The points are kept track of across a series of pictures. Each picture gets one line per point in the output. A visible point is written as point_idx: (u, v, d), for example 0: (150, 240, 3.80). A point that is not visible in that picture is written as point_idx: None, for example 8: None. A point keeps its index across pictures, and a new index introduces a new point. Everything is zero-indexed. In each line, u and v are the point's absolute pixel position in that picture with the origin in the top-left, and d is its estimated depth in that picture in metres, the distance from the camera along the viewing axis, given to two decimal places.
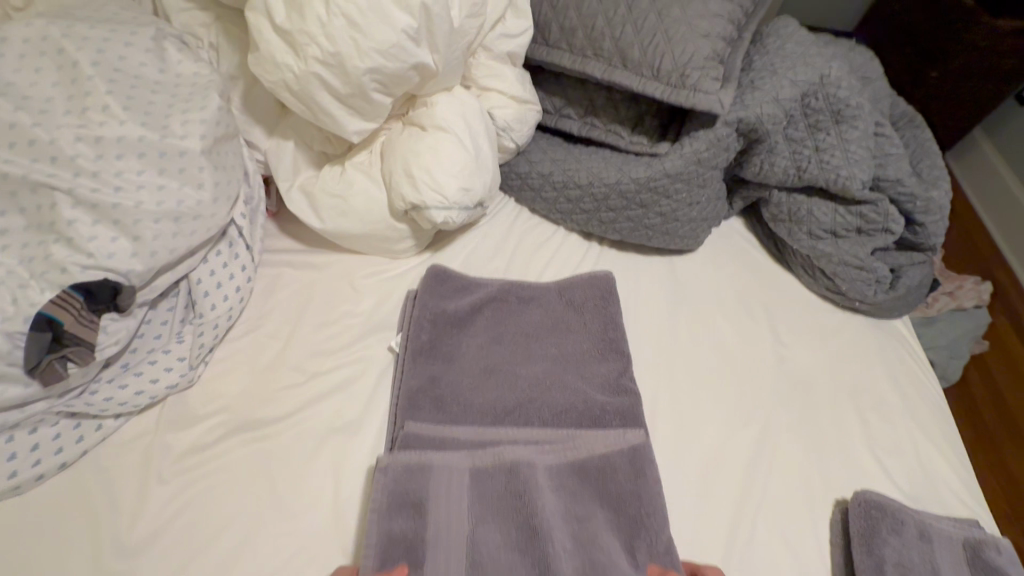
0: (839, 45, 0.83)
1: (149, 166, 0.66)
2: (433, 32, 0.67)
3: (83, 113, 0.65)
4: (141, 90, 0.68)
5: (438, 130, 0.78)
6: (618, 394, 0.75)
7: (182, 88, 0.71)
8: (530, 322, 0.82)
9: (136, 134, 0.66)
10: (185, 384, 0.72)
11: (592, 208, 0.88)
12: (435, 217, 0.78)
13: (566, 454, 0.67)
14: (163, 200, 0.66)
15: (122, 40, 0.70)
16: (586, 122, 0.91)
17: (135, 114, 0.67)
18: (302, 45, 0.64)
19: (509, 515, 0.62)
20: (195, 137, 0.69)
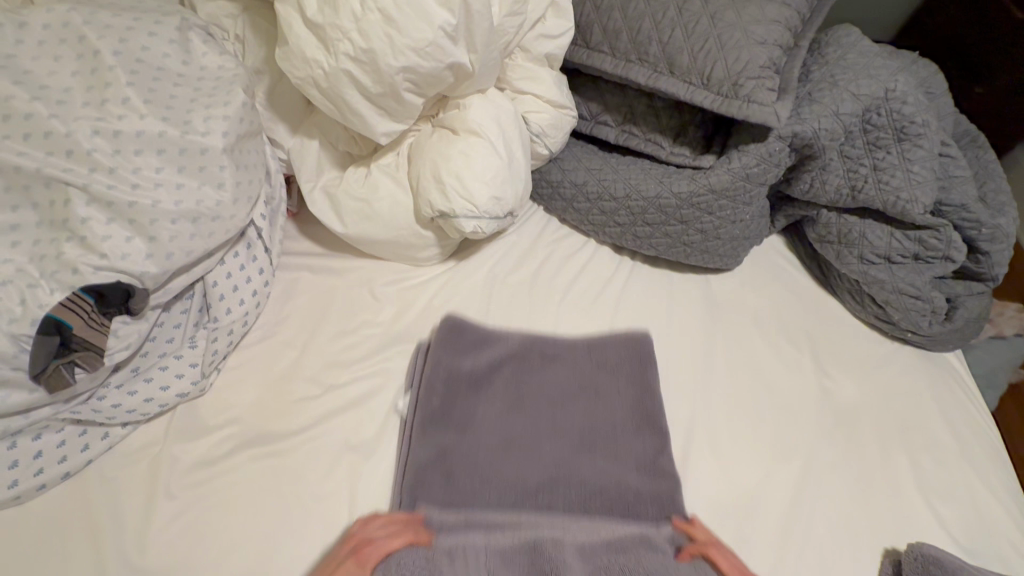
0: (902, 57, 0.78)
1: (169, 164, 0.63)
2: (472, 30, 0.63)
3: (102, 105, 0.61)
4: (163, 82, 0.65)
5: (470, 134, 0.74)
6: (653, 476, 0.68)
7: (206, 81, 0.68)
8: (555, 386, 0.75)
9: (156, 129, 0.63)
10: (196, 392, 0.69)
11: (628, 221, 0.84)
12: (464, 226, 0.74)
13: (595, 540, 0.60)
14: (182, 199, 0.63)
15: (146, 30, 0.67)
16: (624, 130, 0.86)
17: (156, 108, 0.63)
18: (334, 41, 0.61)
19: None
20: (218, 133, 0.65)
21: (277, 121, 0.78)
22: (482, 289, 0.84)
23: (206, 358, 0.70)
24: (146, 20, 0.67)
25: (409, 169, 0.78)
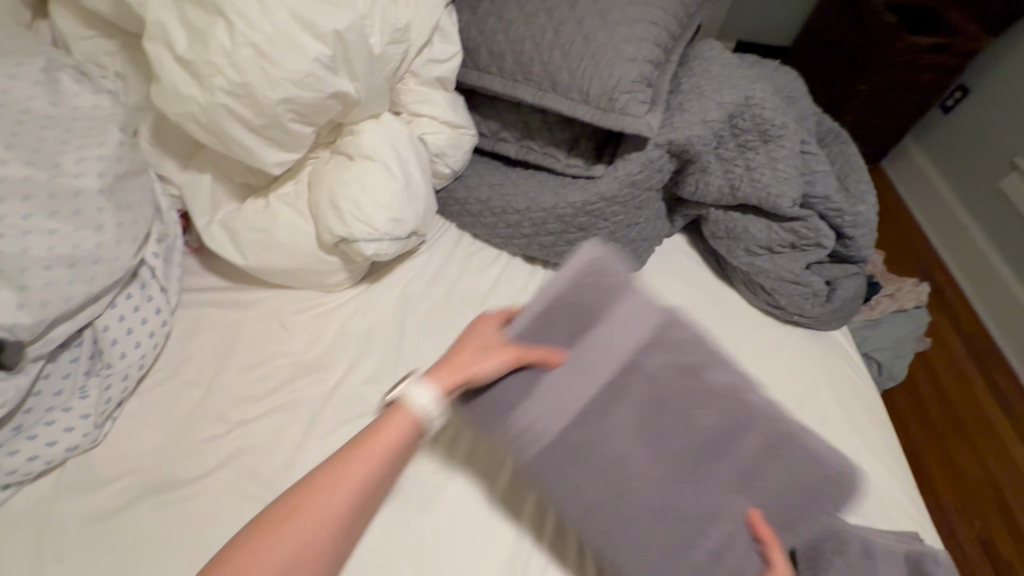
0: (764, 66, 0.85)
1: (38, 210, 0.60)
2: (351, 59, 0.65)
3: None
4: (28, 125, 0.63)
5: (365, 159, 0.75)
6: (736, 400, 0.60)
7: (79, 122, 0.67)
8: (610, 379, 0.58)
9: (21, 173, 0.60)
10: (88, 444, 0.66)
11: (531, 232, 0.86)
12: (366, 250, 0.75)
13: (676, 438, 0.57)
14: (54, 245, 0.60)
15: (8, 74, 0.64)
16: (523, 145, 0.89)
17: (19, 152, 0.61)
18: (208, 76, 0.61)
19: (592, 465, 0.55)
20: (92, 175, 0.64)
21: (167, 157, 0.77)
22: (396, 310, 0.85)
23: (99, 407, 0.67)
24: (7, 62, 0.65)
25: (309, 196, 0.78)
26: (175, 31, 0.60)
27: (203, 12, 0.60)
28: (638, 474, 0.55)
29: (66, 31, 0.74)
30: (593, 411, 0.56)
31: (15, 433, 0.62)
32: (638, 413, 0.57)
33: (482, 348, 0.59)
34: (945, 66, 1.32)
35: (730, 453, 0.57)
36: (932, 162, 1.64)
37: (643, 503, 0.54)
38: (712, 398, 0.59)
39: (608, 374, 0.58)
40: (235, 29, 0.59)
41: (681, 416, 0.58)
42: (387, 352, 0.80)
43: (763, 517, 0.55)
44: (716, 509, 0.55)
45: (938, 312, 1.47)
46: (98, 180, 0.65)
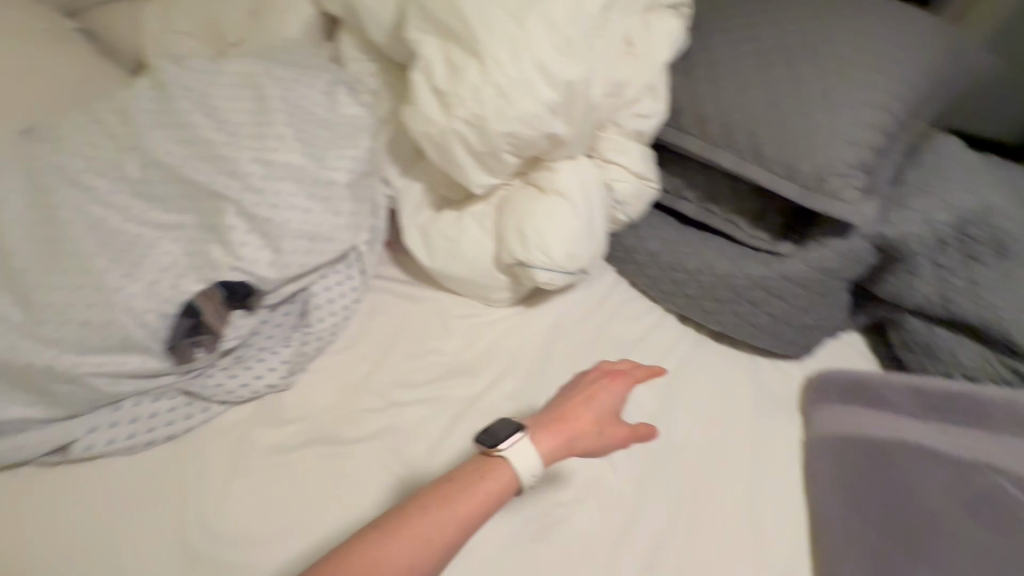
0: (1005, 171, 0.76)
1: (303, 191, 0.73)
2: (573, 106, 0.71)
3: (260, 137, 0.73)
4: (311, 117, 0.77)
5: (557, 195, 0.80)
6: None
7: (343, 122, 0.80)
8: (954, 467, 0.70)
9: (299, 157, 0.74)
10: (282, 386, 0.78)
11: (696, 294, 0.85)
12: (538, 277, 0.80)
13: (932, 505, 0.68)
14: (307, 220, 0.74)
15: (305, 81, 0.79)
16: (704, 208, 0.89)
17: (299, 139, 0.75)
18: (454, 105, 0.70)
19: (844, 473, 0.74)
20: (344, 170, 0.76)
21: (391, 162, 0.90)
22: (544, 338, 0.89)
23: (296, 357, 0.79)
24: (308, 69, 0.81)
25: (496, 218, 0.85)
26: (437, 66, 0.71)
27: (463, 52, 0.69)
28: (849, 490, 0.72)
29: (346, 52, 0.92)
30: (884, 454, 0.74)
31: (237, 360, 0.76)
32: (902, 468, 0.72)
33: (596, 418, 0.68)
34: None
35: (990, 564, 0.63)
36: None
37: (841, 511, 0.71)
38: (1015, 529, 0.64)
39: (902, 450, 0.73)
40: (486, 69, 0.68)
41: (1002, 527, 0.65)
42: (529, 375, 0.84)
43: None
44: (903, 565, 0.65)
45: None
46: (349, 174, 0.77)
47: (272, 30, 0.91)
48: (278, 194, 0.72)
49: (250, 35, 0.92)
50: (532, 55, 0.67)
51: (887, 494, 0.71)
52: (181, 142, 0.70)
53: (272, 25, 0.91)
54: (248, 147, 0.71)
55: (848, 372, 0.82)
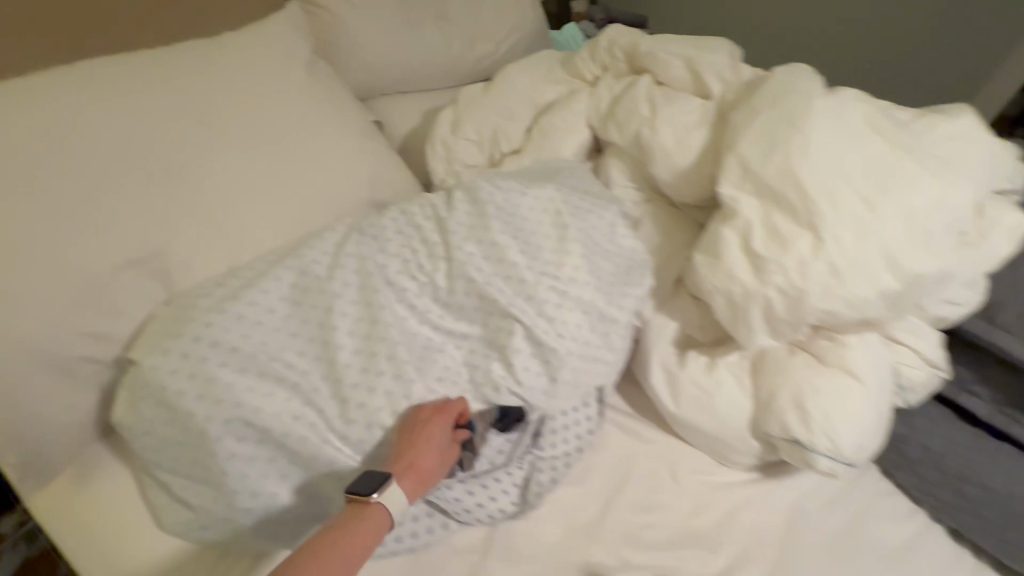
0: None
1: (586, 323, 0.72)
2: (907, 296, 0.65)
3: (557, 264, 0.73)
4: (601, 252, 0.77)
5: (847, 375, 0.73)
6: None
7: (625, 257, 0.79)
8: None
9: (591, 291, 0.73)
10: (514, 511, 0.75)
11: (997, 520, 0.75)
12: (817, 462, 0.72)
13: None
14: (585, 354, 0.72)
15: (597, 211, 0.80)
16: (1003, 411, 0.79)
17: (592, 273, 0.74)
18: (770, 272, 0.67)
19: None
20: (626, 310, 0.75)
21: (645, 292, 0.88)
22: (789, 520, 0.78)
23: (530, 482, 0.76)
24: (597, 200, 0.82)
25: (757, 381, 0.79)
26: (755, 226, 0.69)
27: (794, 222, 0.66)
28: None
29: (614, 176, 0.94)
30: None
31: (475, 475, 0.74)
32: None
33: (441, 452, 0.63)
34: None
35: None
36: None
37: None
38: None
39: None
40: (821, 247, 0.65)
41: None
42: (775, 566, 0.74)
43: None
44: None
45: None
46: (629, 314, 0.75)
47: (548, 148, 0.96)
48: (566, 326, 0.71)
49: (525, 148, 0.98)
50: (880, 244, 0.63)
51: None
52: (488, 260, 0.72)
53: (550, 142, 0.96)
54: (548, 275, 0.72)
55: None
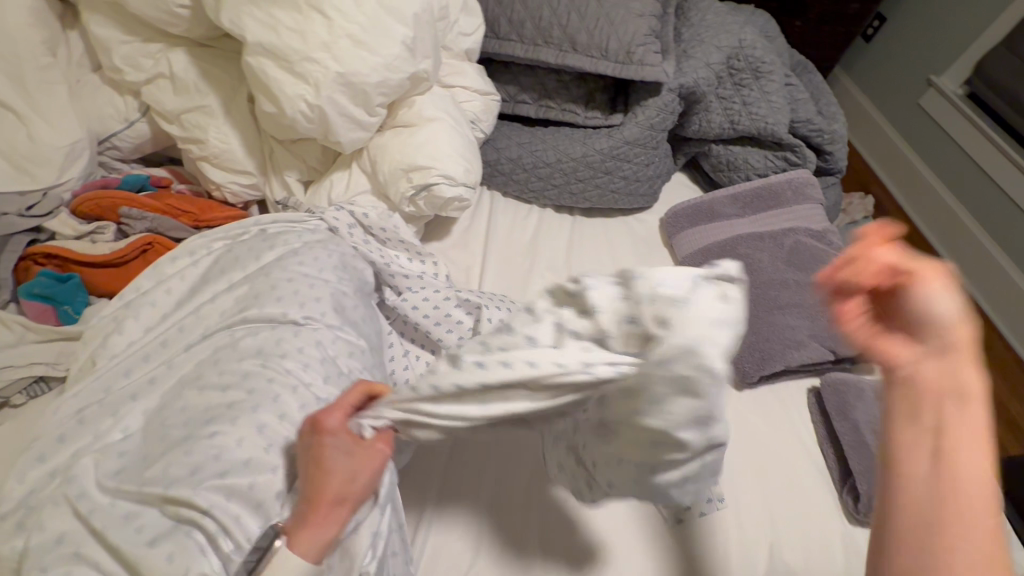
0: (750, 11, 0.97)
1: (222, 263, 0.68)
2: (420, 38, 0.71)
3: (194, 303, 0.65)
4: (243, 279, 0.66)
5: (427, 122, 0.81)
6: (813, 289, 0.87)
7: (167, 327, 0.63)
8: (778, 252, 0.91)
9: (317, 263, 0.68)
10: (471, 181, 0.83)
11: (562, 182, 0.96)
12: (443, 201, 0.82)
13: (788, 272, 0.89)
14: (213, 270, 0.68)
15: (186, 285, 0.67)
16: (541, 105, 0.98)
17: (307, 261, 0.67)
18: (303, 66, 0.66)
19: None
20: (238, 233, 0.73)
21: (233, 141, 0.81)
22: (455, 249, 0.94)
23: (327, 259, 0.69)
24: (213, 244, 0.72)
25: (375, 171, 0.82)
26: None
27: (298, 14, 0.65)
28: None
29: (106, 36, 0.78)
30: (741, 260, 0.91)
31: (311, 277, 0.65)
32: (759, 252, 0.91)
33: None
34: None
35: (806, 300, 0.86)
36: (857, 85, 2.00)
37: None
38: (810, 267, 0.89)
39: (753, 245, 0.92)
40: (334, 25, 0.66)
41: (803, 265, 0.89)
42: (461, 277, 0.91)
43: (792, 341, 0.82)
44: (773, 323, 0.84)
45: (877, 220, 1.78)
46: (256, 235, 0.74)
47: None
48: (401, 331, 0.81)
49: None
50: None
51: None
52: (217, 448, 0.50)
53: None
54: (254, 382, 0.55)
55: (686, 203, 0.99)
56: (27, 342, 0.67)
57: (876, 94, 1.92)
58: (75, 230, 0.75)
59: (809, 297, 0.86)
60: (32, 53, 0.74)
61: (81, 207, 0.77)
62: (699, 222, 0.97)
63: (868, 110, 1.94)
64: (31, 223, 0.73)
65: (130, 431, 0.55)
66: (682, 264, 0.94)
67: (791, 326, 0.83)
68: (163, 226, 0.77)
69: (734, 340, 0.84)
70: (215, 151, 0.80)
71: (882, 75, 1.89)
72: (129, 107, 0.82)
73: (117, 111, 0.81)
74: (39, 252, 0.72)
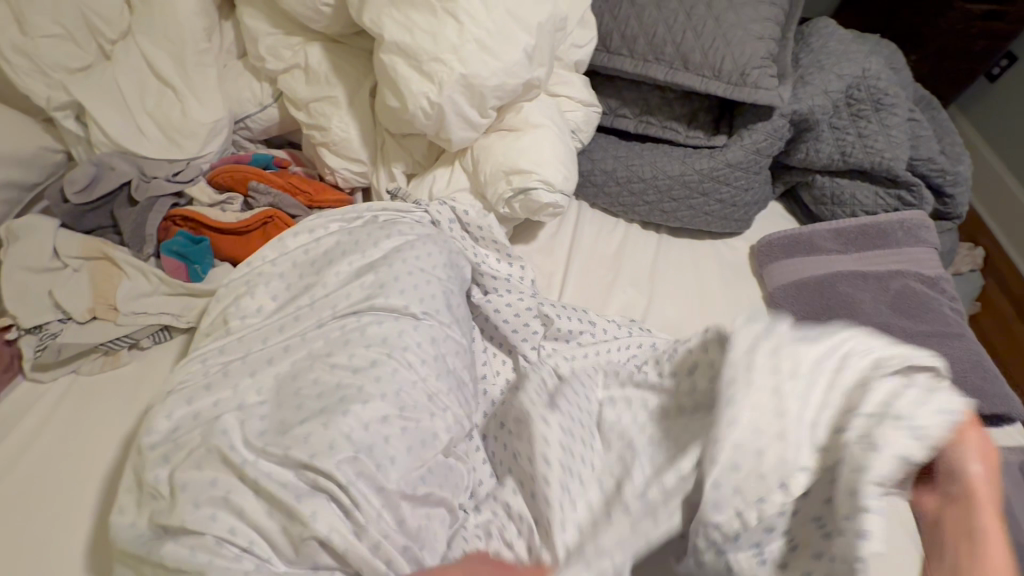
0: (875, 40, 0.93)
1: (338, 244, 0.73)
2: (540, 47, 0.74)
3: (309, 277, 0.70)
4: (363, 267, 0.70)
5: (533, 128, 0.83)
6: (920, 338, 0.81)
7: (283, 300, 0.69)
8: (883, 296, 0.85)
9: (429, 257, 0.71)
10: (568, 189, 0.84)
11: (654, 200, 0.96)
12: (539, 206, 0.84)
13: (892, 318, 0.83)
14: (330, 250, 0.73)
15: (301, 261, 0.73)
16: (641, 121, 0.98)
17: (419, 254, 0.71)
18: (431, 66, 0.70)
19: (817, 308, 0.87)
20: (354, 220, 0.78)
21: (351, 131, 0.87)
22: (540, 254, 0.96)
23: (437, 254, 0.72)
24: (328, 225, 0.77)
25: (477, 170, 0.85)
26: None
27: (432, 17, 0.70)
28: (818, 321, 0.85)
29: (255, 28, 0.86)
30: (841, 299, 0.86)
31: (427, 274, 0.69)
32: (861, 293, 0.86)
33: None
34: (1000, 34, 1.36)
35: (912, 350, 0.80)
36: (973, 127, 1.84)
37: None
38: (920, 315, 0.83)
39: (856, 285, 0.87)
40: (464, 29, 0.70)
41: (911, 312, 0.84)
42: (544, 282, 0.92)
43: None
44: None
45: (985, 274, 1.63)
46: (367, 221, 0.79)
47: (163, 18, 0.82)
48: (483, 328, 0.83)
49: (135, 28, 0.84)
50: (506, 8, 0.70)
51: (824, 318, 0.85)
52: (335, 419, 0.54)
53: (161, 8, 0.82)
54: (375, 371, 0.60)
55: (784, 233, 0.95)
56: (160, 294, 0.76)
57: (994, 139, 1.77)
58: (209, 199, 0.83)
59: (916, 347, 0.81)
60: (194, 39, 0.83)
61: (216, 178, 0.85)
62: (796, 254, 0.93)
63: (985, 155, 1.79)
64: (175, 188, 0.82)
65: (246, 384, 0.60)
66: (774, 295, 0.91)
67: None
68: (283, 203, 0.84)
69: None
70: (334, 139, 0.87)
71: (1004, 119, 1.74)
72: (264, 93, 0.90)
73: (254, 95, 0.89)
74: (179, 215, 0.81)
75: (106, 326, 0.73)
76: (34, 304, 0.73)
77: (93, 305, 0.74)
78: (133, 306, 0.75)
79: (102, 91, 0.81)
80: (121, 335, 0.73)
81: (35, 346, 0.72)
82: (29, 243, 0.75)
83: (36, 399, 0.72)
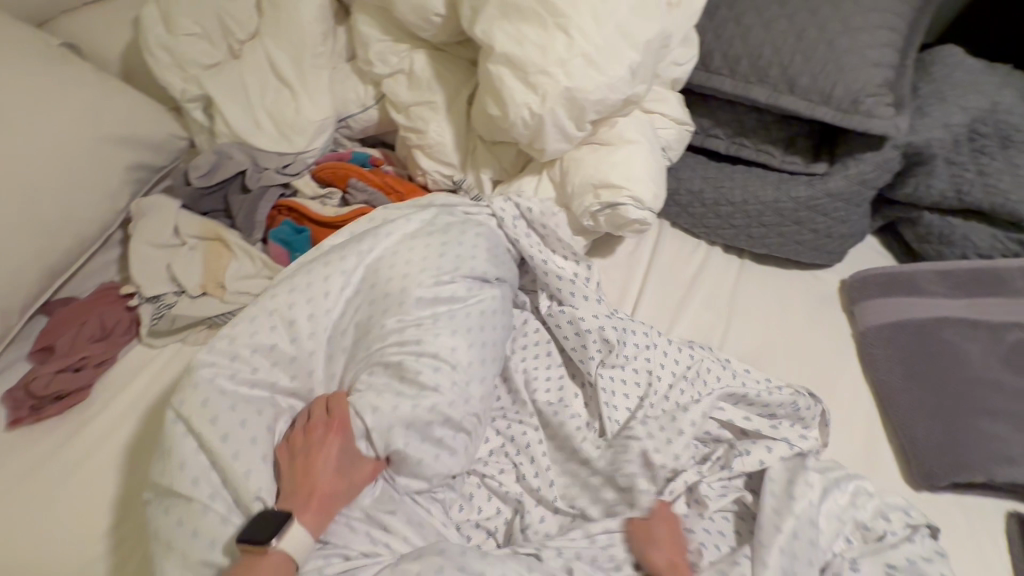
0: (1007, 72, 0.86)
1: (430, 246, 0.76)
2: (645, 64, 0.74)
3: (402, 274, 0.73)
4: (448, 276, 0.74)
5: (626, 144, 0.83)
6: None
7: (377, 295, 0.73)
8: (994, 348, 0.79)
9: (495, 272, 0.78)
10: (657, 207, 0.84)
11: (742, 224, 0.93)
12: (625, 222, 0.84)
13: (1003, 373, 0.77)
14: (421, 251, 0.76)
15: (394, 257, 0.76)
16: (735, 142, 0.96)
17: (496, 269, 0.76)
18: (536, 78, 0.71)
19: (915, 353, 0.81)
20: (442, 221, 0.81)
21: (447, 136, 0.90)
22: (617, 269, 0.95)
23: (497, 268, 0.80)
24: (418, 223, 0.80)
25: (565, 182, 0.86)
26: None
27: (543, 31, 0.71)
28: (914, 367, 0.80)
29: (368, 34, 0.91)
30: (943, 347, 0.80)
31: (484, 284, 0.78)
32: (967, 342, 0.80)
33: (98, 301, 0.81)
34: None
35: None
36: None
37: (911, 387, 0.79)
38: None
39: (962, 333, 0.81)
40: (574, 43, 0.71)
41: None
42: (620, 298, 0.91)
43: (997, 452, 0.71)
44: (975, 426, 0.73)
45: None
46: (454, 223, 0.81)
47: (288, 22, 0.89)
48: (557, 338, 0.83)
49: (261, 30, 0.90)
50: (617, 25, 0.71)
51: (922, 365, 0.80)
52: None
53: (286, 13, 0.89)
54: None
55: (882, 270, 0.89)
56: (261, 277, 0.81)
57: None
58: (311, 191, 0.89)
59: None
60: (312, 42, 0.89)
61: (320, 172, 0.90)
62: (894, 292, 0.87)
63: None
64: (283, 179, 0.88)
65: None
66: (864, 333, 0.86)
67: (997, 435, 0.72)
68: (377, 200, 0.88)
69: (919, 431, 0.75)
70: (430, 142, 0.90)
71: None
72: (368, 94, 0.94)
73: (358, 97, 0.94)
74: (285, 205, 0.87)
75: (213, 302, 0.79)
76: (154, 275, 0.80)
77: (204, 282, 0.80)
78: (236, 285, 0.80)
79: (228, 86, 0.88)
80: (225, 311, 0.79)
81: (152, 314, 0.79)
82: (155, 221, 0.83)
83: (147, 362, 0.78)
